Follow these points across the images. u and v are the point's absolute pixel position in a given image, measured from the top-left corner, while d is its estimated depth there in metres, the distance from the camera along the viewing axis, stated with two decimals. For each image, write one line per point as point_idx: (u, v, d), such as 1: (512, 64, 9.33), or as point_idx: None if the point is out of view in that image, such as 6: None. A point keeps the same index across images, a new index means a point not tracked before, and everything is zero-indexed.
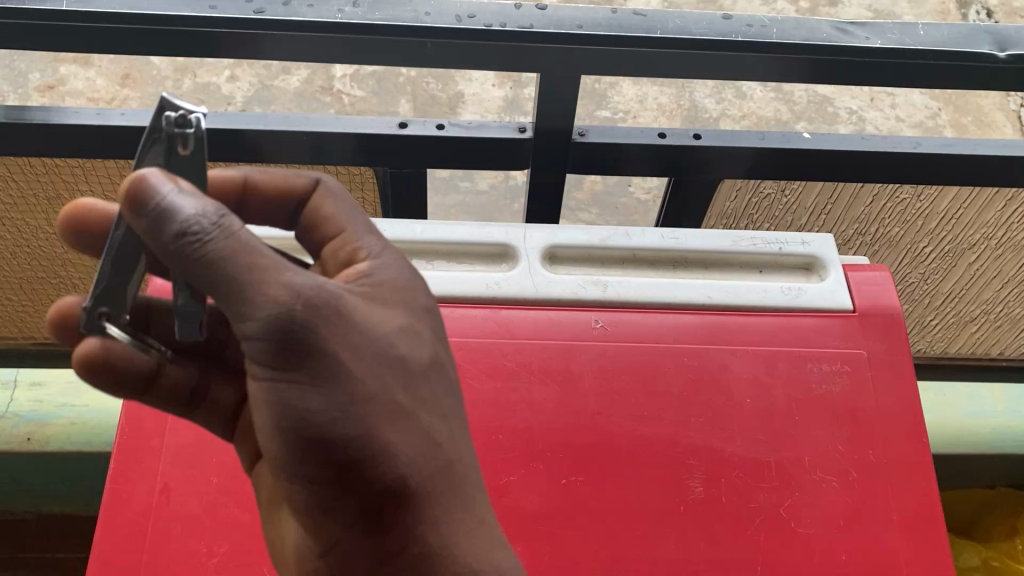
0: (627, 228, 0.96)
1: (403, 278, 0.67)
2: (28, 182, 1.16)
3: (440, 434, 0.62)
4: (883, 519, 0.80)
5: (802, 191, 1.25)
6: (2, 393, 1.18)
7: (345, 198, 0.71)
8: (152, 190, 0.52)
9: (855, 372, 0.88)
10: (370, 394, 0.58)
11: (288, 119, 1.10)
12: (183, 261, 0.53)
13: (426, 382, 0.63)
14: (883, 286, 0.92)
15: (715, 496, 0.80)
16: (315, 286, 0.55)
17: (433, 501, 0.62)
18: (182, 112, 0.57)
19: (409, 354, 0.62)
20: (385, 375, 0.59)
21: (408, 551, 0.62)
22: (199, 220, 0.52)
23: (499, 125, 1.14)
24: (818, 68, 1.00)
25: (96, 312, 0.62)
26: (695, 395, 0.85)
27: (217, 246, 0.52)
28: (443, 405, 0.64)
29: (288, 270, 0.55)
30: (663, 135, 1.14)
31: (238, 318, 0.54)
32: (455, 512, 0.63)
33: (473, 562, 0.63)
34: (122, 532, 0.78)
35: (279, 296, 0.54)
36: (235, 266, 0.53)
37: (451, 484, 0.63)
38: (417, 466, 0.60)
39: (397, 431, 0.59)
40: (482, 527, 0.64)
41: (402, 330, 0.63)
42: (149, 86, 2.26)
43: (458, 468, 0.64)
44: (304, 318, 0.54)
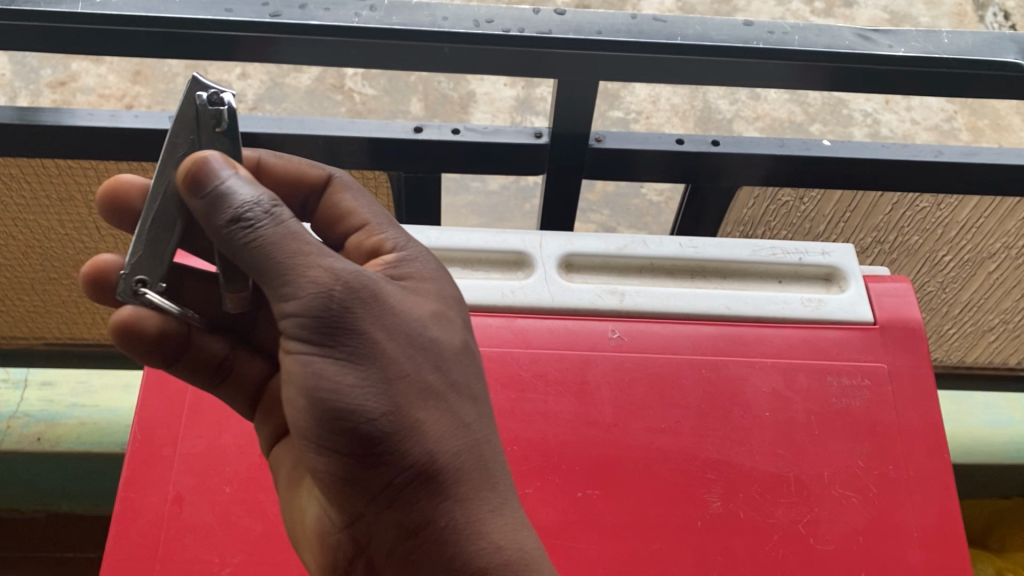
0: (644, 237, 0.96)
1: (432, 271, 0.72)
2: (41, 183, 1.15)
3: (469, 416, 0.66)
4: (905, 538, 0.79)
5: (820, 199, 1.24)
6: (14, 392, 1.18)
7: (361, 191, 0.76)
8: (212, 177, 0.59)
9: (876, 386, 0.87)
10: (400, 372, 0.62)
11: (302, 123, 1.10)
12: (234, 242, 0.59)
13: (457, 366, 0.67)
14: (904, 298, 0.92)
15: (733, 511, 0.79)
16: (352, 272, 0.61)
17: (459, 479, 0.64)
18: (212, 91, 0.64)
19: (440, 338, 0.66)
20: (416, 356, 0.64)
21: (433, 526, 0.63)
22: (252, 207, 0.59)
23: (516, 130, 1.14)
24: (840, 76, 0.99)
25: (135, 279, 0.66)
26: (713, 408, 0.84)
27: (266, 231, 0.59)
28: (473, 390, 0.67)
29: (328, 257, 0.61)
30: (682, 141, 1.13)
31: (281, 297, 0.60)
32: (481, 492, 0.65)
33: (498, 542, 0.63)
34: (134, 542, 0.77)
35: (318, 278, 0.60)
36: (280, 248, 0.59)
37: (477, 465, 0.65)
38: (446, 444, 0.64)
39: (425, 408, 0.63)
40: (507, 517, 0.65)
41: (434, 317, 0.67)
42: (159, 83, 2.24)
43: (487, 450, 0.66)
44: (339, 298, 0.60)
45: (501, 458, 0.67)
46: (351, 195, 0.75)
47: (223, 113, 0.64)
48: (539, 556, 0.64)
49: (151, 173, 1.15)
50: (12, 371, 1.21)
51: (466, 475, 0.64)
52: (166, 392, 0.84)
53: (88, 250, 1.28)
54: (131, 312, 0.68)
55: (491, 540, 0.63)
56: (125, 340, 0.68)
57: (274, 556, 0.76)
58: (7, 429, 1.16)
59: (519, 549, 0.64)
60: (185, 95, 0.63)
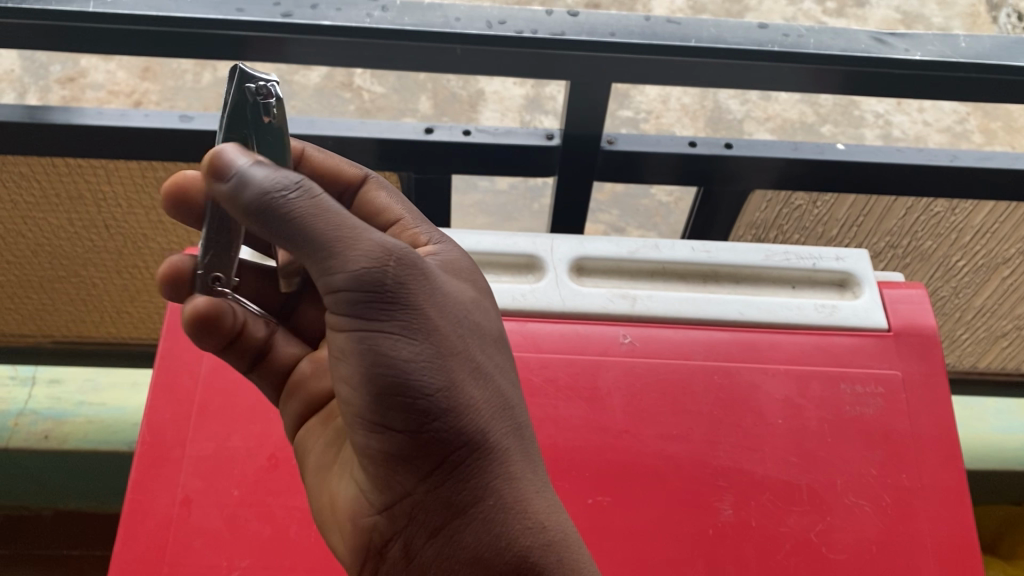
0: (656, 241, 0.95)
1: (465, 264, 0.72)
2: (50, 181, 1.15)
3: (511, 398, 0.66)
4: (918, 548, 0.78)
5: (833, 203, 1.23)
6: (21, 390, 1.17)
7: (394, 192, 0.77)
8: (235, 166, 0.57)
9: (890, 394, 0.86)
10: (453, 349, 0.62)
11: (312, 123, 1.10)
12: (272, 222, 0.57)
13: (495, 351, 0.67)
14: (919, 304, 0.91)
15: (745, 520, 0.78)
16: (405, 249, 0.61)
17: (507, 457, 0.63)
18: (260, 83, 0.65)
19: (482, 324, 0.66)
20: (463, 336, 0.63)
21: (482, 504, 0.62)
22: (287, 185, 0.57)
23: (526, 132, 1.13)
24: (855, 81, 0.98)
25: (210, 276, 0.72)
26: (725, 415, 0.84)
27: (305, 208, 0.57)
28: (512, 376, 0.67)
29: (378, 233, 0.60)
30: (694, 144, 1.13)
31: (332, 272, 0.58)
32: (525, 472, 0.64)
33: (543, 522, 0.63)
34: (141, 544, 0.76)
35: (372, 252, 0.58)
36: (328, 223, 0.57)
37: (521, 446, 0.65)
38: (495, 422, 0.63)
39: (476, 386, 0.63)
40: (549, 499, 0.64)
41: (472, 303, 0.67)
42: (168, 79, 2.20)
43: (526, 435, 0.66)
44: (394, 273, 0.59)
45: (535, 444, 0.67)
46: (385, 194, 0.76)
47: (271, 104, 0.66)
48: (575, 538, 0.64)
49: (160, 172, 1.14)
50: (20, 367, 1.20)
51: (511, 455, 0.64)
52: (175, 394, 0.84)
53: (97, 248, 1.27)
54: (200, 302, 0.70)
55: (537, 519, 0.63)
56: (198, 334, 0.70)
57: (282, 559, 0.76)
58: (15, 427, 1.15)
59: (561, 530, 0.63)
60: (234, 87, 0.64)
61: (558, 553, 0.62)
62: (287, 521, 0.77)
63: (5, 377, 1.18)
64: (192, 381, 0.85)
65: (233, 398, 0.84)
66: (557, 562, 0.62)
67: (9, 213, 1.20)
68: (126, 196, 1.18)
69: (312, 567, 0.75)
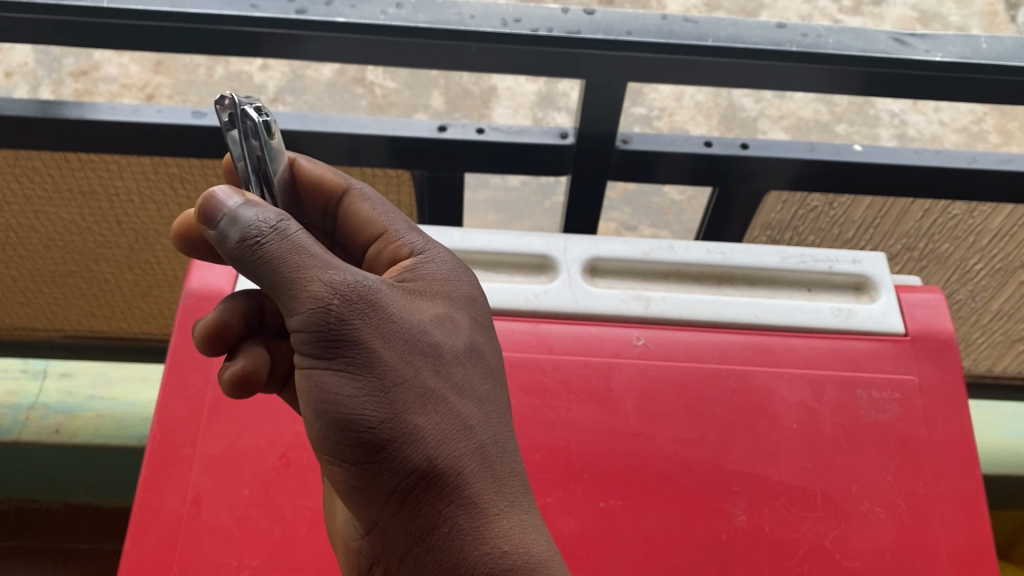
0: (670, 242, 0.95)
1: (447, 270, 0.68)
2: (62, 176, 1.14)
3: (471, 416, 0.60)
4: (933, 556, 0.77)
5: (850, 205, 1.22)
6: (33, 383, 1.18)
7: (381, 202, 0.74)
8: (215, 210, 0.57)
9: (906, 398, 0.85)
10: (400, 377, 0.58)
11: (326, 121, 1.09)
12: (246, 265, 0.57)
13: (460, 368, 0.62)
14: (936, 308, 0.90)
15: (758, 525, 0.77)
16: (350, 282, 0.58)
17: (464, 482, 0.59)
18: (255, 104, 0.58)
19: (443, 342, 0.62)
20: (414, 361, 0.59)
21: (439, 532, 0.58)
22: (258, 227, 0.57)
23: (541, 130, 1.12)
24: (873, 81, 0.97)
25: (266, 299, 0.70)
26: (739, 419, 0.83)
27: (271, 250, 0.57)
28: (478, 391, 0.62)
29: (326, 265, 0.58)
30: (710, 144, 1.12)
31: (287, 313, 0.58)
32: (487, 494, 0.59)
33: (504, 546, 0.58)
34: (151, 543, 0.76)
35: (314, 293, 0.57)
36: (285, 260, 0.57)
37: (483, 466, 0.60)
38: (446, 448, 0.59)
39: (428, 411, 0.59)
40: (515, 519, 0.59)
41: (433, 319, 0.63)
42: (181, 73, 2.13)
43: (493, 452, 0.61)
44: (338, 312, 0.57)
45: (511, 460, 0.62)
46: (368, 205, 0.72)
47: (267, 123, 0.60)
48: (545, 556, 0.59)
49: (172, 168, 1.14)
50: (33, 362, 1.20)
51: (469, 478, 0.59)
52: (186, 392, 0.84)
53: (108, 243, 1.27)
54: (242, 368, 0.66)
55: (496, 544, 0.58)
56: (242, 395, 0.67)
57: (292, 560, 0.75)
58: (27, 419, 1.16)
59: (523, 553, 0.58)
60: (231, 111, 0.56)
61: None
62: (297, 521, 0.77)
63: (16, 370, 1.19)
64: (203, 380, 0.84)
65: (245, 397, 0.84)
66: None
67: (22, 207, 1.20)
68: (138, 192, 1.18)
69: (322, 568, 0.75)
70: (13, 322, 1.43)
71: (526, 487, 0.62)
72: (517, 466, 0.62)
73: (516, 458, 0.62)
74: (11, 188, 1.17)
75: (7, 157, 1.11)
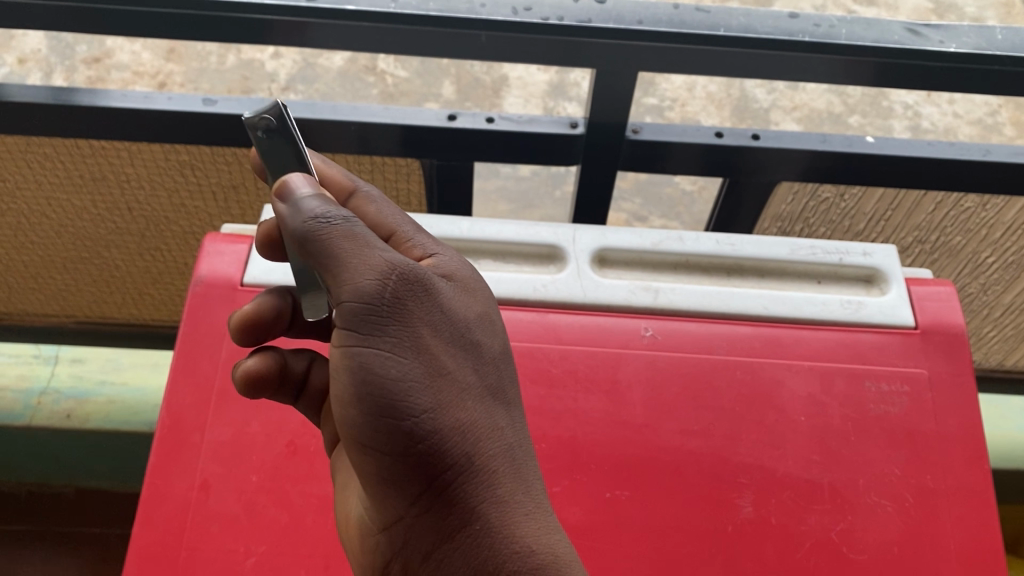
0: (680, 232, 0.95)
1: (478, 276, 0.68)
2: (74, 162, 1.15)
3: (503, 418, 0.61)
4: (942, 550, 0.76)
5: (862, 196, 1.21)
6: (44, 368, 1.18)
7: (388, 203, 0.69)
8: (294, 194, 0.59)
9: (915, 392, 0.84)
10: (445, 367, 0.59)
11: (336, 109, 1.09)
12: (310, 243, 0.58)
13: (495, 369, 0.63)
14: (947, 301, 0.89)
15: (764, 517, 0.77)
16: (407, 266, 0.59)
17: (495, 478, 0.59)
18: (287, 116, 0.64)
19: (482, 340, 0.62)
20: (456, 354, 0.60)
21: (469, 527, 0.59)
22: (329, 210, 0.58)
23: (551, 120, 1.12)
24: (886, 73, 0.96)
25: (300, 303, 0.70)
26: (747, 411, 0.82)
27: (341, 229, 0.58)
28: (509, 394, 0.63)
29: (382, 249, 0.58)
30: (720, 134, 1.11)
31: (340, 287, 0.57)
32: (516, 495, 0.60)
33: (532, 545, 0.58)
34: (160, 528, 0.76)
35: (375, 268, 0.57)
36: (352, 239, 0.57)
37: (515, 467, 0.61)
38: (484, 443, 0.59)
39: (467, 406, 0.59)
40: (542, 520, 0.60)
41: (475, 317, 0.63)
42: (193, 61, 2.11)
43: (521, 456, 0.62)
44: (394, 291, 0.57)
45: (536, 465, 0.63)
46: (375, 208, 0.68)
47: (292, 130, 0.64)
48: (569, 559, 0.59)
49: (183, 155, 1.14)
50: (44, 347, 1.20)
51: (500, 477, 0.60)
52: (195, 380, 0.84)
53: (120, 230, 1.28)
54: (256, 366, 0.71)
55: (525, 543, 0.58)
56: (252, 393, 0.71)
57: (299, 547, 0.76)
58: (38, 405, 1.16)
59: (551, 553, 0.58)
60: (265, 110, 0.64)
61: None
62: (305, 510, 0.77)
63: (29, 355, 1.20)
64: (212, 367, 0.85)
65: None
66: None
67: (33, 194, 1.20)
68: (149, 178, 1.18)
69: (330, 554, 0.75)
70: (26, 308, 1.43)
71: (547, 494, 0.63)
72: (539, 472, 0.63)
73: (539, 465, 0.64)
74: (23, 175, 1.17)
75: (19, 143, 1.12)
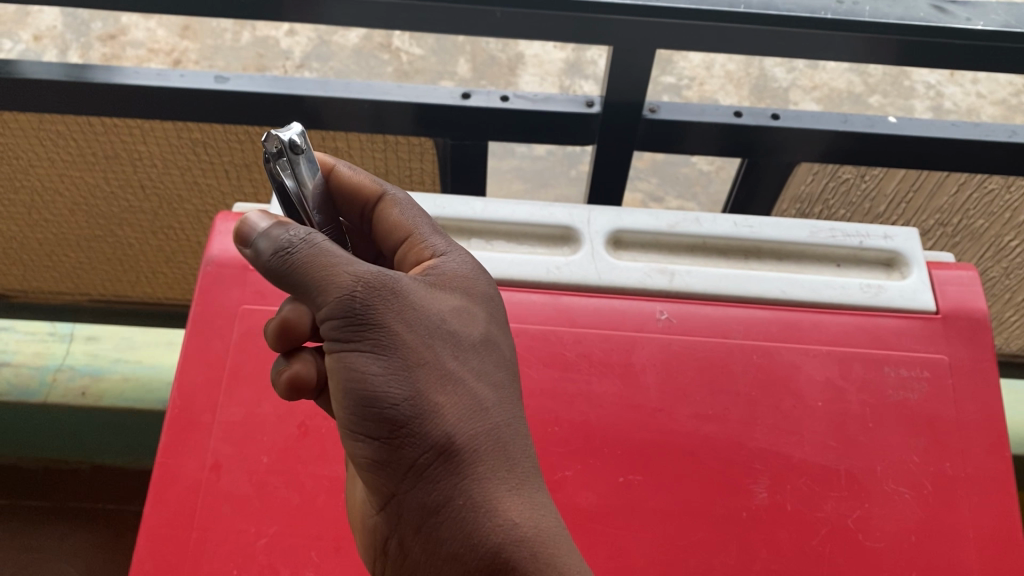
0: (697, 214, 0.93)
1: (471, 270, 0.67)
2: (87, 140, 1.15)
3: (487, 398, 0.60)
4: (960, 539, 0.75)
5: (883, 177, 1.19)
6: (60, 346, 1.22)
7: (412, 207, 0.71)
8: (251, 227, 0.59)
9: (936, 378, 0.83)
10: (420, 359, 0.58)
11: (349, 87, 1.08)
12: (275, 272, 0.58)
13: (478, 355, 0.61)
14: (970, 286, 0.88)
15: (780, 503, 0.76)
16: (375, 272, 0.58)
17: (477, 458, 0.58)
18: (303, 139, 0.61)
19: (461, 330, 0.61)
20: (433, 344, 0.59)
21: (452, 505, 0.57)
22: (287, 236, 0.58)
23: (567, 98, 1.10)
24: (911, 52, 0.94)
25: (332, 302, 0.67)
26: (764, 396, 0.81)
27: (300, 254, 0.57)
28: (494, 377, 0.61)
29: (355, 262, 0.58)
30: (739, 114, 1.09)
31: (314, 303, 0.58)
32: (499, 472, 0.58)
33: (516, 519, 0.57)
34: (171, 508, 0.76)
35: (340, 280, 0.57)
36: (314, 260, 0.57)
37: (498, 447, 0.59)
38: (462, 428, 0.58)
39: (445, 392, 0.58)
40: (526, 494, 0.59)
41: (455, 309, 0.62)
42: (208, 38, 2.09)
43: (507, 433, 0.60)
44: (362, 295, 0.57)
45: (526, 444, 0.61)
46: (398, 211, 0.70)
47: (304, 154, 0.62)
48: (553, 533, 0.58)
49: (196, 134, 1.14)
50: (59, 325, 1.24)
51: (483, 455, 0.58)
52: (207, 360, 0.84)
53: (133, 208, 1.28)
54: (297, 371, 0.66)
55: (508, 517, 0.57)
56: (295, 396, 0.67)
57: (310, 528, 0.75)
58: (53, 381, 1.19)
59: (534, 526, 0.57)
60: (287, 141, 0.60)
61: (530, 550, 0.56)
62: (316, 491, 0.77)
63: (45, 333, 1.24)
64: (224, 347, 0.84)
65: (265, 366, 0.83)
66: (529, 557, 0.56)
67: (46, 171, 1.20)
68: (161, 157, 1.18)
69: (341, 536, 0.75)
70: (41, 287, 1.43)
71: (538, 471, 0.61)
72: (530, 450, 0.61)
73: (530, 443, 0.62)
74: (35, 152, 1.16)
75: (32, 121, 1.11)
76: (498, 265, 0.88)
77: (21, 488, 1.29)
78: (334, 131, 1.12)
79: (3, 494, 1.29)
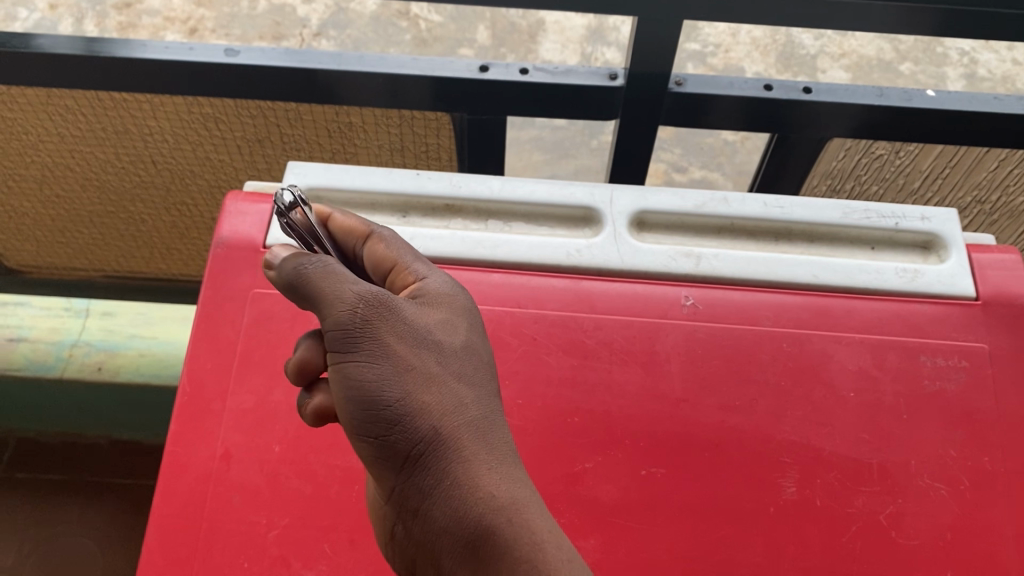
0: (725, 194, 0.89)
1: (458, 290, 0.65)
2: (96, 114, 1.12)
3: (469, 394, 0.57)
4: (997, 536, 0.72)
5: (918, 153, 1.15)
6: (75, 321, 1.23)
7: (403, 244, 0.67)
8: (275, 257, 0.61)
9: (974, 367, 0.79)
10: (404, 359, 0.56)
11: (364, 59, 1.04)
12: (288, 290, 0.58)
13: (462, 359, 0.59)
14: (1012, 271, 0.84)
15: (809, 498, 0.73)
16: (367, 286, 0.58)
17: (459, 445, 0.55)
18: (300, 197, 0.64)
19: (445, 338, 0.59)
20: (417, 348, 0.57)
21: (433, 491, 0.54)
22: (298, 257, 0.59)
23: (589, 71, 1.05)
24: (954, 22, 0.89)
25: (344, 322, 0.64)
26: (793, 386, 0.78)
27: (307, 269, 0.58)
28: (477, 378, 0.59)
29: (356, 279, 0.58)
30: (769, 87, 1.05)
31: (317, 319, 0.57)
32: (484, 457, 0.55)
33: (496, 496, 0.53)
34: (180, 498, 0.74)
35: (336, 293, 0.56)
36: (318, 277, 0.57)
37: (479, 434, 0.56)
38: (444, 418, 0.55)
39: (429, 389, 0.56)
40: (506, 475, 0.55)
41: (439, 320, 0.60)
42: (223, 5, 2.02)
43: (489, 426, 0.57)
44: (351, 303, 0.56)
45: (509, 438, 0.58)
46: (385, 246, 0.67)
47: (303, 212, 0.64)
48: (529, 502, 0.54)
49: (207, 108, 1.11)
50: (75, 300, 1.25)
51: (464, 441, 0.55)
52: (217, 346, 0.81)
53: (145, 183, 1.25)
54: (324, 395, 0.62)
55: (488, 494, 0.53)
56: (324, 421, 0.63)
57: (323, 520, 0.73)
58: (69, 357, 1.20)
59: (511, 497, 0.54)
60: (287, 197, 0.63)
61: (509, 523, 0.52)
62: (329, 482, 0.75)
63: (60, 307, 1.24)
64: (235, 334, 0.82)
65: (276, 352, 0.81)
66: (506, 523, 0.52)
67: (56, 147, 1.17)
68: (172, 132, 1.15)
69: (354, 528, 0.73)
70: (53, 263, 1.41)
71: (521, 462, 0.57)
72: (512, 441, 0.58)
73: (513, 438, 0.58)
74: (44, 127, 1.14)
75: (40, 96, 1.08)
76: (517, 248, 0.85)
77: (37, 462, 1.27)
78: (348, 105, 1.08)
79: (24, 467, 1.27)
